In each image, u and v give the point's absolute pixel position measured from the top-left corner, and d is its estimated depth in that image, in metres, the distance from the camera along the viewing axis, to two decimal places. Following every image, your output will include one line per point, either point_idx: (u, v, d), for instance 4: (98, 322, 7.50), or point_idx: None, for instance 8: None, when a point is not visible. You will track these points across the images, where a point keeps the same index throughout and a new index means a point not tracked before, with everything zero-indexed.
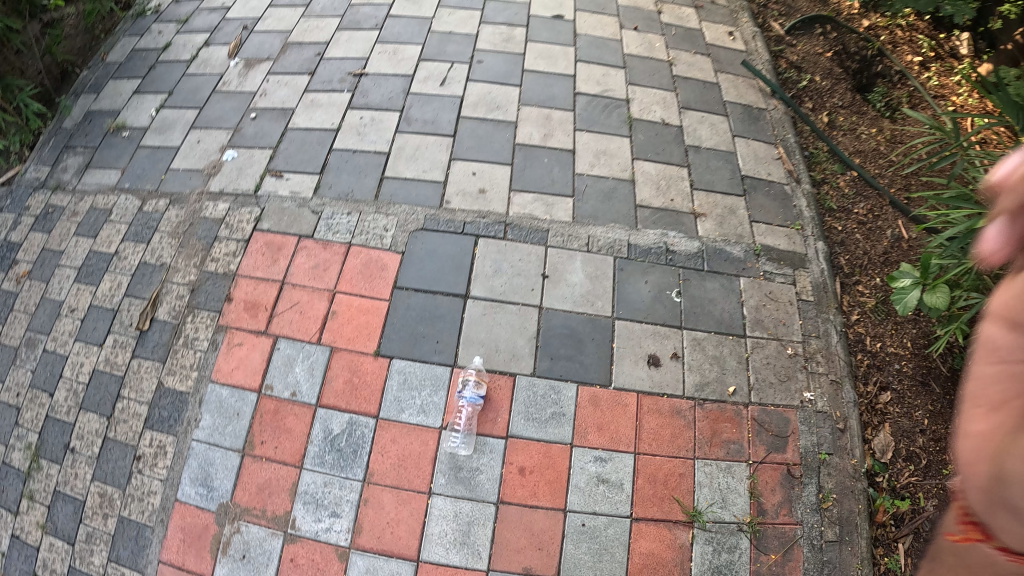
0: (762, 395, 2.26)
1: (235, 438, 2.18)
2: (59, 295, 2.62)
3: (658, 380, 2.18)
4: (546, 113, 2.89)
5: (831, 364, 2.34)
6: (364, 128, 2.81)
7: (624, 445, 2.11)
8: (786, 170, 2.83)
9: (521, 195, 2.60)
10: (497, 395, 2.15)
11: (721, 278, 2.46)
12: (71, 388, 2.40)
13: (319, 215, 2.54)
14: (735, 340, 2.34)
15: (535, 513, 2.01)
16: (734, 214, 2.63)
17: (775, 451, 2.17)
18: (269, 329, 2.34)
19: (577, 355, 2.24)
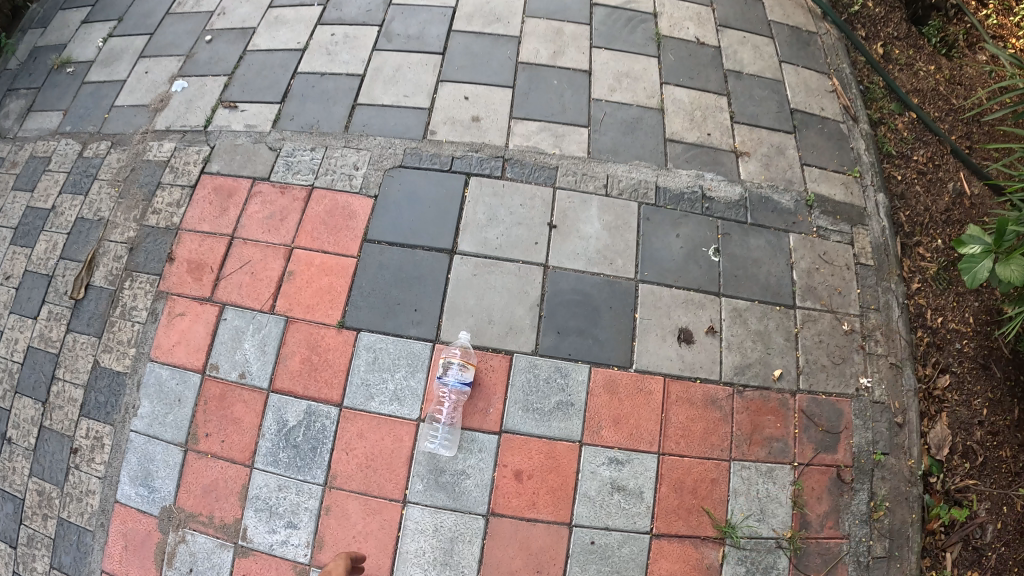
0: (813, 380, 1.98)
1: (177, 430, 1.86)
2: None
3: (691, 361, 1.76)
4: (557, 26, 2.25)
5: (891, 345, 2.07)
6: (335, 46, 2.27)
7: (646, 444, 1.68)
8: (841, 106, 2.42)
9: (524, 124, 1.99)
10: (488, 377, 1.67)
11: (766, 233, 2.04)
12: (4, 368, 2.09)
13: (277, 152, 2.09)
14: (782, 312, 1.98)
15: (533, 530, 1.61)
16: (782, 154, 2.21)
17: (824, 452, 1.93)
18: (214, 296, 1.96)
19: (591, 330, 1.71)
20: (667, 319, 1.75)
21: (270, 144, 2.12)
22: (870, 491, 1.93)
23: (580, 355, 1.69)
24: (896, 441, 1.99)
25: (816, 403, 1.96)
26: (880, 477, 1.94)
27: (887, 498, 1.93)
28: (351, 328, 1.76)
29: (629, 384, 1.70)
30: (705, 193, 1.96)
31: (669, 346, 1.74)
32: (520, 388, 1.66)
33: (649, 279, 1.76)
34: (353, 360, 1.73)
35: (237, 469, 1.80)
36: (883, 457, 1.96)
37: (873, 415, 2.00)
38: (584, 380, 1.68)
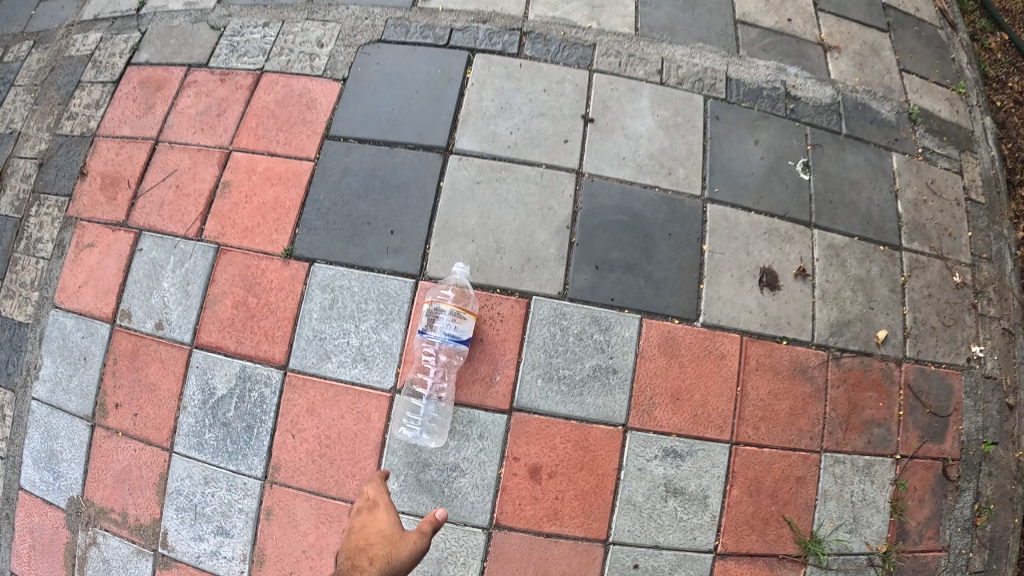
0: (923, 346, 1.48)
1: (82, 400, 1.44)
2: None
3: (777, 314, 1.25)
4: None
5: (1006, 304, 1.59)
6: None
7: (715, 431, 1.18)
8: (937, 9, 1.86)
9: None
10: (494, 330, 1.16)
11: (865, 149, 1.56)
12: None
13: (221, 31, 1.59)
14: (886, 255, 1.49)
15: (555, 548, 1.13)
16: (878, 56, 1.69)
17: (931, 440, 1.46)
18: (130, 221, 1.50)
19: (642, 266, 1.20)
20: (745, 256, 1.25)
21: (212, 23, 1.61)
22: (976, 491, 1.49)
23: (627, 300, 1.18)
24: (1007, 428, 1.54)
25: (924, 376, 1.47)
26: (986, 473, 1.51)
27: (993, 499, 1.51)
28: (303, 259, 1.23)
29: (694, 343, 1.19)
30: (791, 91, 1.44)
31: (749, 293, 1.23)
32: (541, 348, 1.16)
33: (718, 197, 1.27)
34: (303, 304, 1.21)
35: (153, 451, 1.37)
36: (992, 447, 1.52)
37: (985, 393, 1.53)
38: (632, 338, 1.17)
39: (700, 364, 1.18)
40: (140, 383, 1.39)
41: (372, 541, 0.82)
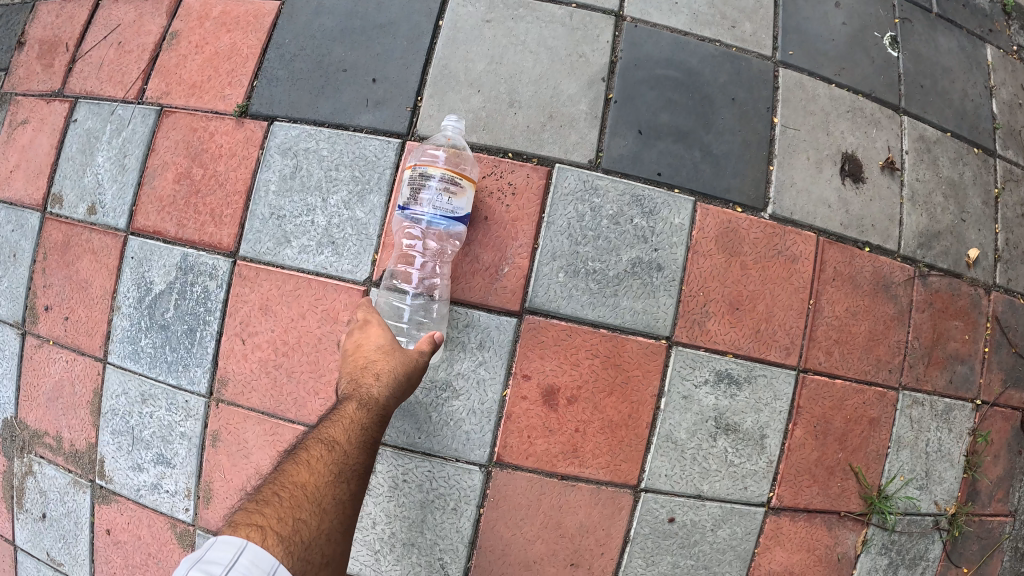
0: (1015, 273, 1.22)
1: (12, 304, 1.20)
2: None
3: (859, 213, 1.00)
4: None
5: None
6: None
7: (779, 352, 0.94)
8: None
9: None
10: (504, 211, 0.91)
11: (957, 33, 1.27)
12: None
13: None
14: (981, 159, 1.22)
15: (571, 493, 0.90)
16: None
17: (1014, 387, 1.21)
18: (66, 89, 1.23)
19: (695, 141, 0.94)
20: (823, 135, 0.99)
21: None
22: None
23: (678, 178, 0.93)
24: None
25: (1013, 310, 1.21)
26: None
27: None
28: (261, 118, 0.98)
29: (755, 238, 0.93)
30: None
31: (828, 183, 0.98)
32: (563, 235, 0.91)
33: (793, 61, 1.00)
34: (260, 173, 0.96)
35: (86, 363, 1.13)
36: None
37: None
38: (682, 229, 0.92)
39: (763, 266, 0.93)
40: (72, 281, 1.14)
41: (373, 359, 0.82)
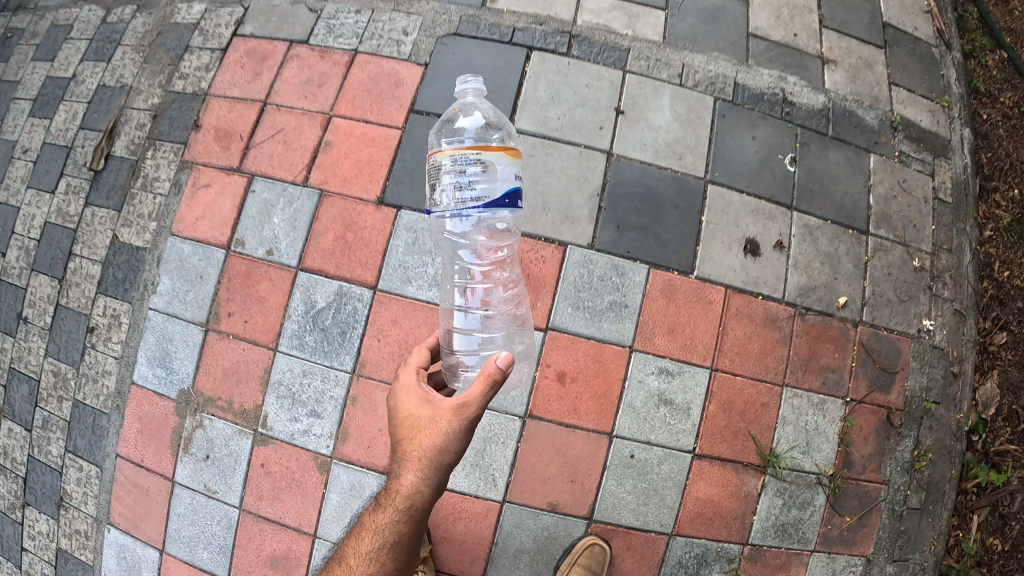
0: (876, 314, 1.79)
1: (198, 310, 1.76)
2: (13, 135, 2.22)
3: (756, 276, 1.60)
4: None
5: (959, 290, 1.90)
6: None
7: (699, 358, 1.56)
8: (935, 28, 2.02)
9: None
10: (538, 269, 1.52)
11: (847, 149, 1.77)
12: (24, 245, 2.04)
13: (318, 14, 1.80)
14: (854, 237, 1.75)
15: (573, 435, 1.52)
16: (871, 68, 1.86)
17: (879, 390, 1.77)
18: (242, 167, 1.75)
19: (654, 229, 1.55)
20: (734, 227, 1.59)
21: (310, 5, 1.81)
22: (915, 439, 1.81)
23: (639, 253, 1.54)
24: (949, 392, 1.86)
25: (876, 338, 1.77)
26: (928, 427, 1.83)
27: (932, 450, 1.82)
28: (392, 205, 1.65)
29: (685, 287, 1.55)
30: (787, 97, 1.72)
31: (735, 258, 1.59)
32: (572, 283, 1.52)
33: (718, 180, 1.61)
34: (392, 239, 1.64)
35: (260, 351, 1.71)
36: (934, 406, 1.83)
37: (931, 361, 1.84)
38: (641, 281, 1.53)
39: (692, 305, 1.54)
40: (253, 298, 1.71)
41: (414, 435, 1.07)
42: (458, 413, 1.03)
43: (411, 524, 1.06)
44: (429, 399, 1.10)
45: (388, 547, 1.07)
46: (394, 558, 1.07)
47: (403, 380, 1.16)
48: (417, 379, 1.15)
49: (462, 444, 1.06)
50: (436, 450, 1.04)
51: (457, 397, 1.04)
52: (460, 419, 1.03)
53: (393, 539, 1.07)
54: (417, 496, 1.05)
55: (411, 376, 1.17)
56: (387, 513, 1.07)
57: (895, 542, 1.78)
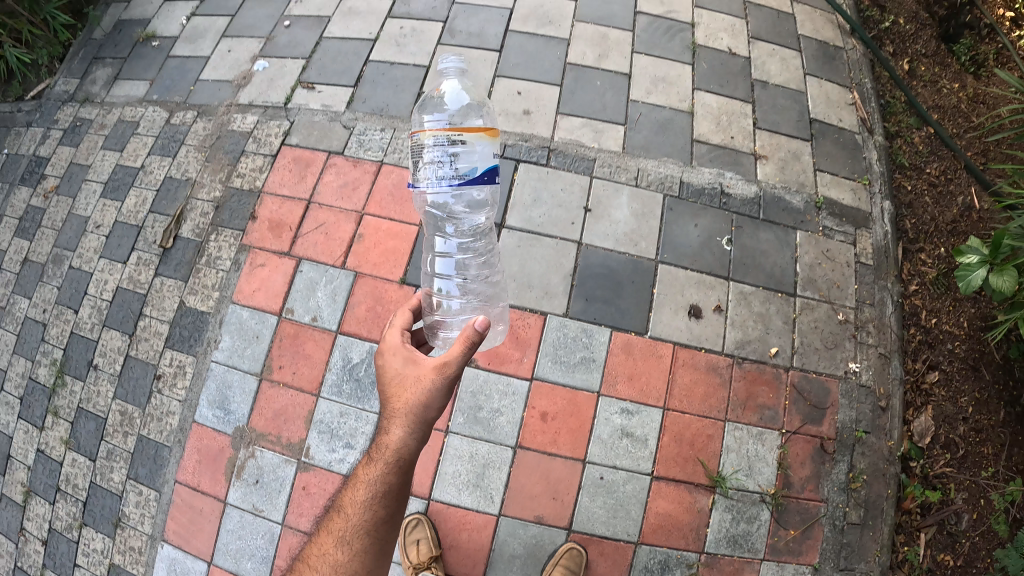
0: (805, 360, 2.10)
1: (253, 363, 2.16)
2: (85, 211, 2.58)
3: (699, 334, 2.03)
4: (602, 31, 2.38)
5: (883, 336, 2.17)
6: (403, 37, 2.44)
7: (653, 399, 1.97)
8: (859, 118, 2.40)
9: (568, 119, 2.21)
10: (525, 332, 1.96)
11: (776, 228, 2.16)
12: (95, 304, 2.40)
13: (351, 130, 2.33)
14: (783, 299, 2.10)
15: (554, 461, 1.92)
16: (798, 159, 2.26)
17: (810, 423, 2.06)
18: (292, 251, 2.22)
19: (614, 300, 2.01)
20: (680, 296, 2.04)
21: (344, 124, 2.34)
22: (849, 463, 2.08)
23: (604, 319, 1.99)
24: (878, 422, 2.12)
25: (806, 380, 2.09)
26: (860, 452, 2.08)
27: (865, 472, 2.07)
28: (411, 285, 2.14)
29: (641, 346, 1.99)
30: (723, 190, 2.16)
31: (681, 321, 2.02)
32: (551, 343, 1.96)
33: (666, 261, 2.06)
34: None
35: (304, 397, 2.11)
36: (864, 434, 2.10)
37: (859, 397, 2.12)
38: (604, 340, 1.97)
39: (646, 358, 1.97)
40: (300, 355, 2.13)
41: (400, 396, 1.28)
42: (440, 371, 1.27)
43: (398, 472, 1.25)
44: (413, 363, 1.32)
45: (379, 496, 1.24)
46: (384, 508, 1.24)
47: (385, 352, 1.38)
48: (397, 349, 1.38)
49: (442, 399, 1.28)
50: (422, 404, 1.26)
51: (439, 358, 1.28)
52: (443, 375, 1.27)
53: (383, 488, 1.24)
54: (404, 445, 1.25)
55: (391, 347, 1.39)
56: (377, 466, 1.25)
57: (839, 554, 2.01)
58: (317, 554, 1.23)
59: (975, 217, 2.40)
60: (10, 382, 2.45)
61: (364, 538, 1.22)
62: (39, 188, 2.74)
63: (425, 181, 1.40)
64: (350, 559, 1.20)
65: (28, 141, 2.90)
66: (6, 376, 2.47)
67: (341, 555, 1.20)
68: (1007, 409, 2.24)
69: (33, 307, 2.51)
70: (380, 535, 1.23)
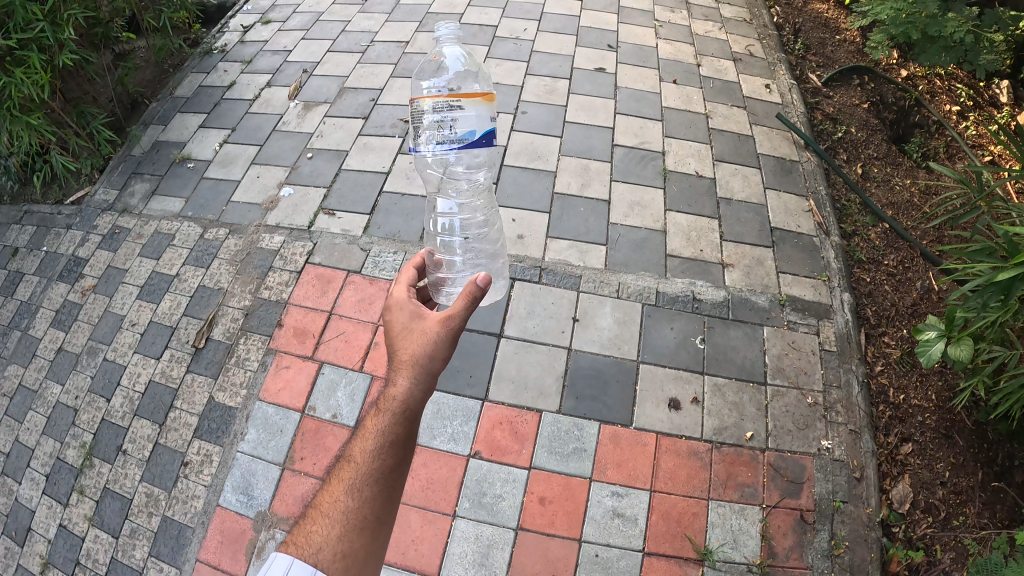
0: (780, 441, 2.22)
1: (276, 453, 2.29)
2: (121, 310, 2.77)
3: (679, 423, 2.23)
4: (583, 164, 3.01)
5: (851, 414, 2.28)
6: (414, 172, 3.04)
7: (640, 482, 2.12)
8: (815, 223, 2.84)
9: (557, 242, 2.68)
10: (523, 427, 2.21)
11: (745, 326, 2.47)
12: (127, 395, 2.53)
13: (367, 252, 2.74)
14: (755, 388, 2.32)
15: (552, 542, 2.02)
16: (761, 264, 2.66)
17: (789, 496, 2.11)
18: (315, 356, 2.48)
19: (601, 396, 2.27)
20: (660, 391, 2.29)
21: (361, 247, 2.76)
22: (830, 531, 2.06)
23: (592, 414, 2.23)
24: (854, 492, 2.13)
25: (782, 458, 2.18)
26: (840, 520, 2.08)
27: (847, 538, 2.05)
28: None
29: (627, 438, 2.21)
30: (695, 296, 2.53)
31: (663, 414, 2.25)
32: (546, 436, 2.19)
33: (647, 361, 2.36)
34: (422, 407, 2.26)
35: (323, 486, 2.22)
36: (842, 503, 2.11)
37: (833, 470, 2.17)
38: (594, 433, 2.20)
39: (632, 446, 2.17)
40: (321, 448, 2.29)
41: (407, 351, 1.41)
42: (444, 324, 1.44)
43: (405, 419, 1.31)
44: (418, 323, 1.48)
45: (388, 444, 1.28)
46: (392, 454, 1.28)
47: (394, 314, 1.53)
48: (405, 312, 1.52)
49: (444, 351, 1.44)
50: (427, 355, 1.40)
51: (443, 313, 1.46)
52: (449, 323, 1.44)
53: (392, 435, 1.29)
54: (410, 393, 1.34)
55: (395, 317, 1.53)
56: (385, 415, 1.31)
57: None
58: (327, 500, 1.23)
59: (935, 296, 2.64)
60: (36, 460, 2.49)
61: (374, 483, 1.24)
62: (77, 286, 2.91)
63: (428, 144, 1.61)
64: (361, 505, 1.22)
65: (66, 242, 3.09)
66: (33, 455, 2.51)
67: (352, 501, 1.22)
68: (985, 471, 2.20)
69: (65, 393, 2.61)
70: (388, 482, 1.26)
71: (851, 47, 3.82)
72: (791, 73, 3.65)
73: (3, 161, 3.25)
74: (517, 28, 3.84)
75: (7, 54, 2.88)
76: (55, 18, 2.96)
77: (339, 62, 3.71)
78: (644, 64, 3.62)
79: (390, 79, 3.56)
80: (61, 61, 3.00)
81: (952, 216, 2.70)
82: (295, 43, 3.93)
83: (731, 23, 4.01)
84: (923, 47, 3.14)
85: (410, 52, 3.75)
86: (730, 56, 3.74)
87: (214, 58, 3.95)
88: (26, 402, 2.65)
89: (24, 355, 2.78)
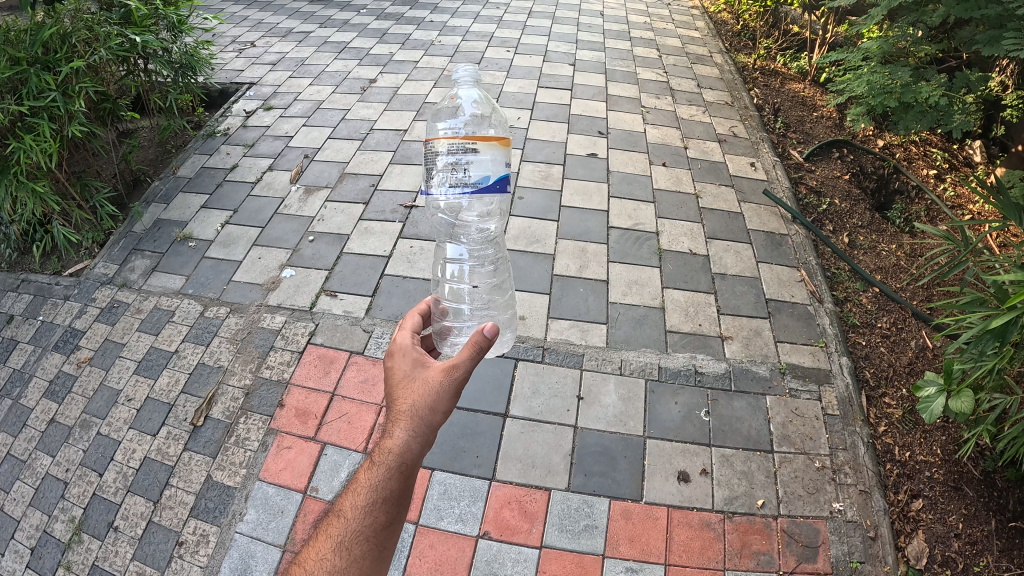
0: (791, 507, 2.19)
1: (278, 534, 2.18)
2: (116, 383, 2.70)
3: (690, 495, 2.21)
4: (581, 246, 3.10)
5: (860, 475, 2.27)
6: (414, 256, 3.11)
7: (655, 557, 2.06)
8: (808, 291, 2.92)
9: (558, 322, 2.74)
10: (532, 505, 2.18)
11: (748, 396, 2.50)
12: (121, 470, 2.42)
13: (369, 333, 2.77)
14: (762, 456, 2.32)
15: None
16: (759, 335, 2.72)
17: (806, 560, 2.06)
18: (317, 436, 2.43)
19: (611, 472, 2.26)
20: (668, 464, 2.29)
21: (363, 329, 2.79)
22: None
23: (602, 491, 2.21)
24: (871, 551, 2.09)
25: (795, 524, 2.14)
26: None
27: None
28: (424, 467, 2.27)
29: (638, 513, 2.16)
30: (697, 369, 2.58)
31: (671, 487, 2.23)
32: (555, 514, 2.15)
33: (653, 435, 2.37)
34: (427, 488, 2.21)
35: None
36: (859, 564, 2.06)
37: (847, 531, 2.13)
38: (605, 509, 2.16)
39: (644, 520, 2.13)
40: None
41: (408, 402, 1.36)
42: (448, 373, 1.37)
43: (400, 476, 1.28)
44: (421, 372, 1.42)
45: (379, 502, 1.26)
46: (383, 513, 1.25)
47: (396, 361, 1.49)
48: (408, 359, 1.47)
49: (447, 402, 1.37)
50: (427, 407, 1.34)
51: (447, 361, 1.38)
52: (453, 374, 1.37)
53: (385, 492, 1.27)
54: (407, 448, 1.30)
55: (398, 362, 1.48)
56: (379, 469, 1.28)
57: None
58: (313, 558, 1.19)
59: (930, 354, 2.67)
60: (20, 533, 2.33)
61: (363, 542, 1.22)
62: (72, 358, 2.83)
63: (439, 186, 1.57)
64: (348, 565, 1.19)
65: (63, 312, 3.02)
66: (17, 527, 2.35)
67: (338, 560, 1.19)
68: (998, 518, 2.17)
69: (55, 466, 2.48)
70: (377, 541, 1.23)
71: (829, 122, 4.08)
72: (775, 150, 3.82)
73: (3, 228, 3.24)
74: (511, 117, 4.02)
75: (18, 121, 2.95)
76: (67, 89, 3.01)
77: (340, 149, 3.86)
78: (635, 147, 3.79)
79: (389, 165, 3.71)
80: (70, 132, 3.02)
81: (941, 272, 2.70)
82: (296, 129, 4.06)
83: (713, 107, 4.24)
84: (900, 115, 3.27)
85: (407, 140, 3.93)
86: (716, 136, 3.93)
87: (216, 139, 4.03)
88: (13, 472, 2.51)
89: (13, 425, 2.65)
